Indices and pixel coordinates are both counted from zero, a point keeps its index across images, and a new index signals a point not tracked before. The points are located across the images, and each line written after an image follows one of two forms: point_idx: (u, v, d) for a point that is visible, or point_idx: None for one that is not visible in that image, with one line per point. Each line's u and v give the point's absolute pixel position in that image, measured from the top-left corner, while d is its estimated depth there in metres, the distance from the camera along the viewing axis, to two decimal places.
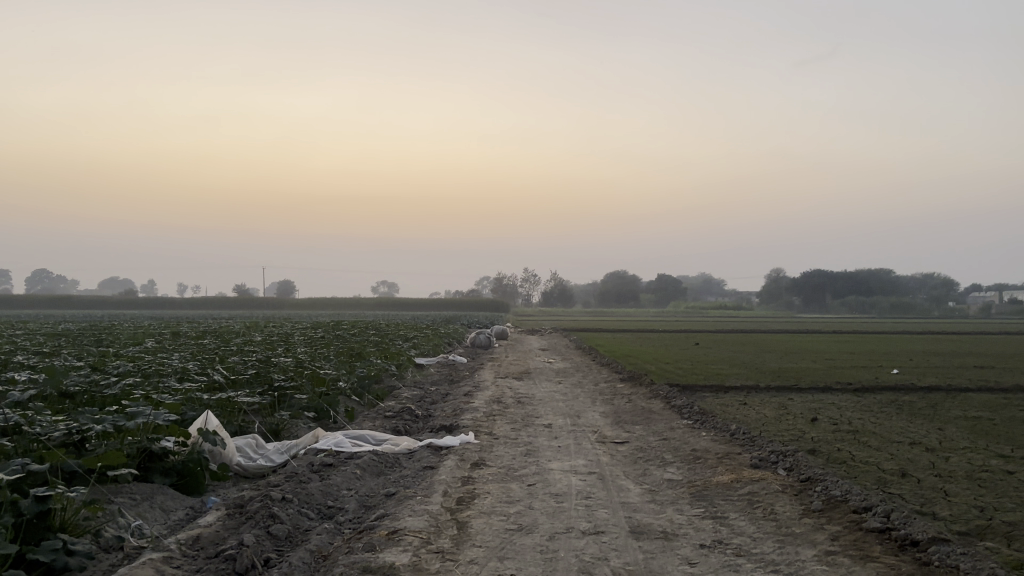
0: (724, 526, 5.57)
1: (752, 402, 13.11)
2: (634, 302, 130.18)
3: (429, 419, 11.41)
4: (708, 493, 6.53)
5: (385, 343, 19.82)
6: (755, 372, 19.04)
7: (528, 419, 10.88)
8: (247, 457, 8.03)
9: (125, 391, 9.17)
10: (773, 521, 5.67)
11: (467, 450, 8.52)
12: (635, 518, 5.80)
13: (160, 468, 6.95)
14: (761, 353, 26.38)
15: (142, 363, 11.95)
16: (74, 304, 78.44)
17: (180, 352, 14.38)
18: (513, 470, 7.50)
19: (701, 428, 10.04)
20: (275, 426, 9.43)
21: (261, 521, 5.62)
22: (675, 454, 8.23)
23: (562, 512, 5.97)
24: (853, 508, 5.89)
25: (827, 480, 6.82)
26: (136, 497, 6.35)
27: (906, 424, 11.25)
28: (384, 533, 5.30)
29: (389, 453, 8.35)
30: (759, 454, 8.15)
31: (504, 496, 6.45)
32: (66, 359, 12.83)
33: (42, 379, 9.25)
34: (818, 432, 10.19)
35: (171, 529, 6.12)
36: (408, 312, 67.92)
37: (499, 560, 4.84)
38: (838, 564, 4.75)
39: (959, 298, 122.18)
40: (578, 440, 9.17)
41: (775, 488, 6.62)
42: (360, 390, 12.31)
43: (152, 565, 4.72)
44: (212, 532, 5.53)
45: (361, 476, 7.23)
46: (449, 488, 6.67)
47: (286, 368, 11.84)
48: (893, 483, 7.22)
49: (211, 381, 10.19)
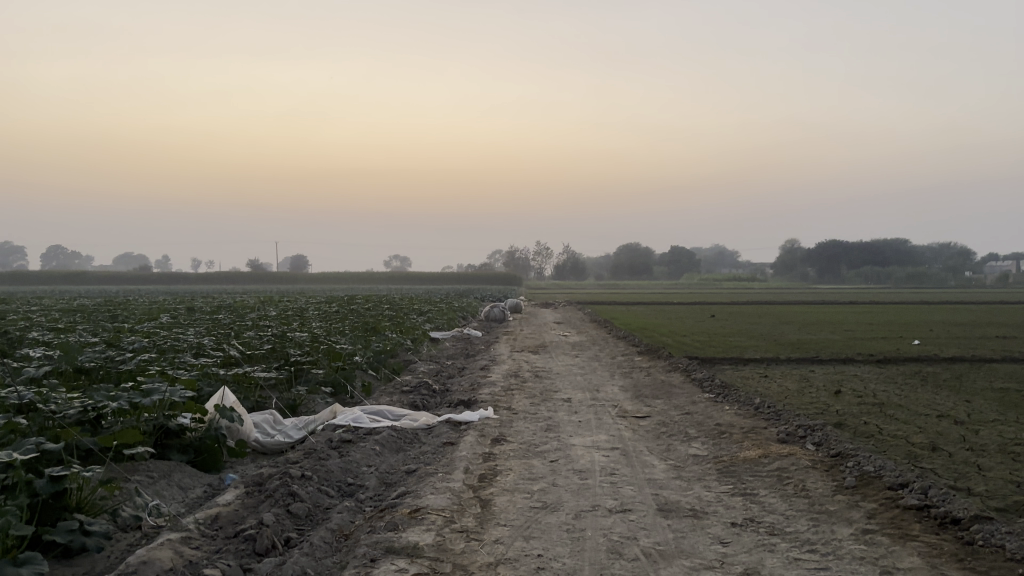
0: (754, 503, 5.41)
1: (773, 374, 12.92)
2: (647, 274, 129.73)
3: (447, 394, 11.31)
4: (736, 469, 6.37)
5: (400, 317, 19.73)
6: (774, 344, 18.84)
7: (547, 393, 10.75)
8: (264, 433, 7.94)
9: (140, 367, 9.09)
10: (806, 498, 5.50)
11: (486, 425, 8.39)
12: (663, 495, 5.65)
13: (177, 445, 6.92)
14: (778, 325, 26.14)
15: (157, 339, 11.89)
16: (91, 282, 78.95)
17: (195, 328, 14.35)
18: (533, 445, 7.36)
19: (724, 401, 9.88)
20: (292, 401, 9.35)
21: (281, 500, 5.50)
22: (699, 428, 8.07)
23: (587, 489, 5.82)
24: (888, 484, 5.70)
25: (859, 455, 6.63)
26: (154, 474, 6.28)
27: (932, 396, 11.04)
28: (406, 512, 5.18)
29: (408, 428, 8.24)
30: (785, 428, 7.97)
31: (527, 472, 6.31)
32: (81, 334, 12.79)
33: (57, 355, 9.18)
34: (843, 405, 9.99)
35: (190, 507, 6.04)
36: (421, 287, 67.77)
37: (525, 539, 4.70)
38: (876, 543, 4.59)
39: (976, 269, 120.86)
40: (599, 415, 9.01)
41: (804, 464, 6.45)
42: (377, 364, 12.21)
43: (171, 546, 4.62)
44: (231, 511, 5.42)
45: (381, 453, 7.12)
46: (471, 464, 6.54)
47: (301, 342, 11.75)
48: (924, 458, 7.02)
49: (227, 357, 10.09)
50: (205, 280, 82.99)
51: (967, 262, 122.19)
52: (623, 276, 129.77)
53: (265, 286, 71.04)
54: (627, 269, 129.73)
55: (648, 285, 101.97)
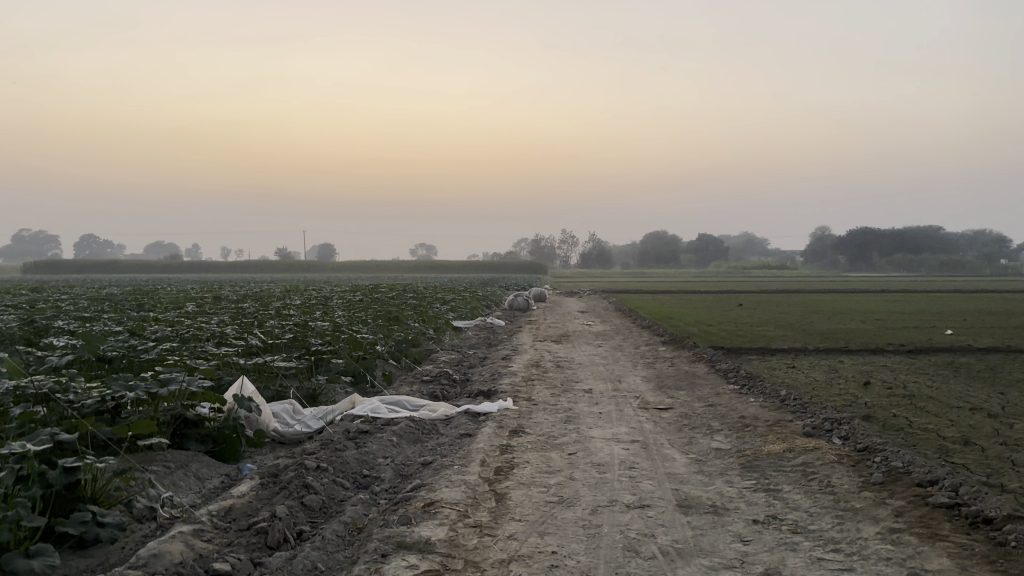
0: (777, 500, 5.26)
1: (800, 365, 12.68)
2: (674, 262, 128.79)
3: (467, 384, 11.24)
4: (759, 464, 6.21)
5: (423, 306, 19.70)
6: (802, 334, 18.51)
7: (568, 384, 10.63)
8: (284, 424, 7.92)
9: (161, 357, 9.11)
10: (831, 494, 5.34)
11: (505, 416, 8.30)
12: (683, 490, 5.52)
13: (195, 435, 6.92)
14: (806, 314, 25.73)
15: (179, 328, 11.94)
16: (123, 271, 80.07)
17: (219, 317, 14.41)
18: (552, 437, 7.26)
19: (749, 393, 9.68)
20: (312, 391, 9.33)
21: (295, 492, 5.46)
22: (722, 421, 7.90)
23: (604, 483, 5.71)
24: (917, 481, 5.50)
25: (887, 450, 6.43)
26: (170, 465, 6.30)
27: (964, 388, 10.74)
28: (420, 506, 5.10)
29: (427, 419, 8.18)
30: (811, 421, 7.77)
31: (544, 466, 6.21)
32: (105, 324, 12.88)
33: (80, 345, 9.23)
34: (872, 397, 9.74)
35: (205, 498, 6.05)
36: (447, 275, 67.34)
37: (539, 536, 4.59)
38: (904, 543, 4.41)
39: (1013, 257, 117.82)
40: (620, 406, 8.87)
41: (830, 458, 6.26)
42: (398, 354, 12.16)
43: (183, 538, 4.59)
44: (245, 503, 5.40)
45: (398, 444, 7.06)
46: (487, 457, 6.45)
47: (323, 331, 11.73)
48: (956, 453, 6.80)
49: (247, 346, 10.09)
50: (234, 269, 83.91)
51: (1003, 250, 119.68)
52: (649, 264, 128.98)
53: (293, 274, 71.67)
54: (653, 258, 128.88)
55: (674, 273, 101.13)
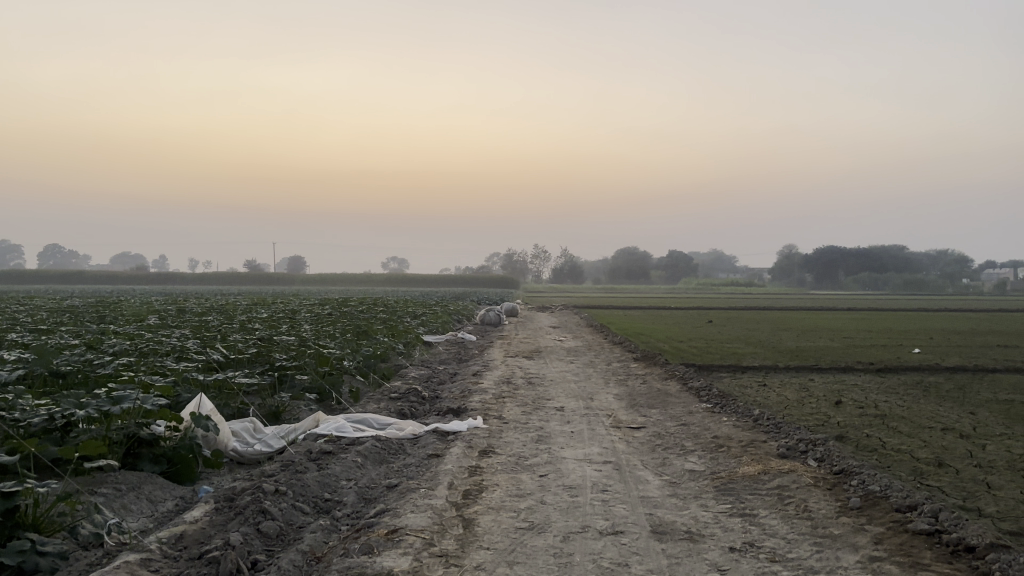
0: (754, 526, 5.10)
1: (771, 383, 12.62)
2: (644, 278, 129.49)
3: (436, 401, 10.98)
4: (734, 486, 6.06)
5: (393, 320, 19.44)
6: (773, 352, 18.50)
7: (540, 401, 10.43)
8: (244, 443, 7.61)
9: (117, 372, 8.76)
10: (808, 520, 5.19)
11: (474, 436, 8.06)
12: (657, 515, 5.33)
13: (149, 455, 6.57)
14: (775, 331, 25.85)
15: (139, 342, 11.54)
16: (85, 281, 78.40)
17: (181, 330, 14.00)
18: (522, 458, 7.04)
19: (722, 412, 9.55)
20: (274, 408, 9.00)
21: (251, 518, 5.18)
22: (695, 441, 7.74)
23: (576, 508, 5.50)
24: (896, 506, 5.37)
25: (863, 473, 6.30)
26: (122, 487, 5.98)
27: (935, 408, 10.73)
28: (383, 533, 4.86)
29: (393, 438, 7.92)
30: (786, 442, 7.64)
31: (514, 489, 5.99)
32: (62, 337, 12.42)
33: (31, 359, 8.84)
34: (844, 417, 9.66)
35: (157, 522, 5.75)
36: (418, 290, 66.80)
37: (508, 566, 4.37)
38: (885, 573, 4.27)
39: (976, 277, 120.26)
40: (592, 425, 8.69)
41: (806, 482, 6.13)
42: (365, 369, 11.87)
43: (128, 570, 4.29)
44: (197, 529, 5.11)
45: (362, 465, 6.79)
46: (455, 479, 6.21)
47: (288, 346, 11.42)
48: (930, 475, 6.71)
49: (208, 361, 9.74)
50: (202, 280, 82.69)
51: (965, 269, 122.52)
52: (620, 280, 129.63)
53: (262, 288, 70.88)
54: (625, 273, 129.44)
55: (643, 289, 101.75)
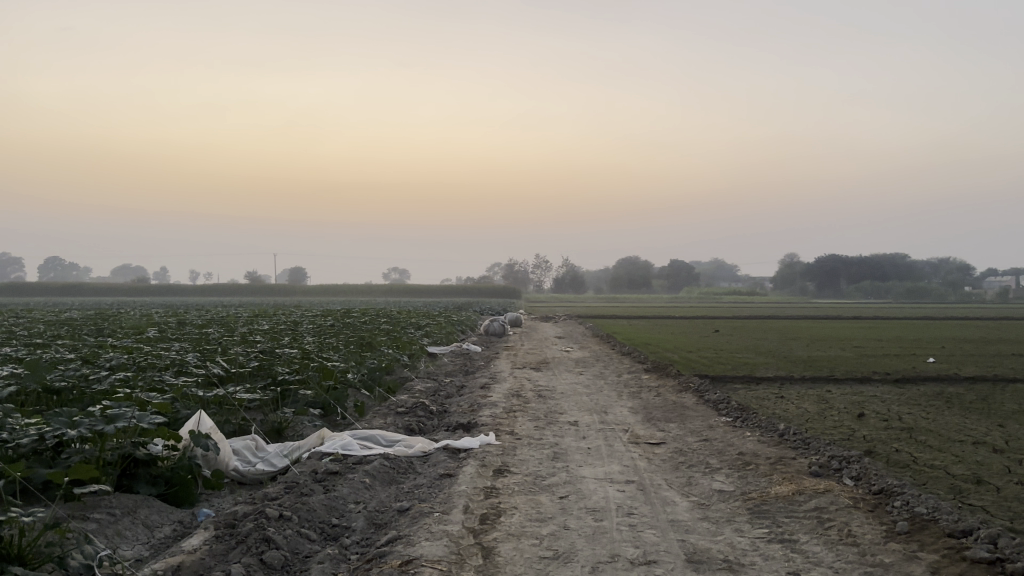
0: (797, 553, 4.72)
1: (790, 395, 12.23)
2: (646, 288, 129.23)
3: (444, 415, 10.61)
4: (768, 509, 5.67)
5: (397, 331, 19.05)
6: (785, 362, 18.07)
7: (552, 415, 10.06)
8: (245, 462, 7.26)
9: (114, 387, 8.40)
10: (854, 547, 4.81)
11: (487, 453, 7.70)
12: (690, 542, 4.95)
13: (146, 476, 6.20)
14: (784, 340, 25.36)
15: (137, 355, 11.20)
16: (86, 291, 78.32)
17: (179, 343, 13.62)
18: (540, 478, 6.67)
19: (743, 426, 9.16)
20: (276, 425, 8.61)
21: (254, 547, 4.80)
22: (720, 458, 7.37)
23: (602, 534, 5.11)
24: (948, 531, 4.99)
25: (906, 493, 5.92)
26: (116, 511, 5.61)
27: (962, 420, 10.35)
28: (397, 564, 4.48)
29: (403, 456, 7.55)
30: (817, 459, 7.24)
31: (534, 513, 5.60)
32: (58, 350, 12.05)
33: (25, 375, 8.51)
34: (869, 431, 9.28)
35: (153, 551, 5.37)
36: (419, 300, 66.64)
37: None
38: None
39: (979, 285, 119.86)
40: (609, 440, 8.32)
41: (845, 503, 5.75)
42: (371, 383, 11.50)
43: None
44: (195, 559, 4.71)
45: (371, 486, 6.41)
46: (470, 502, 5.83)
47: (290, 360, 11.05)
48: (973, 494, 6.33)
49: (208, 376, 9.38)
50: (202, 292, 82.46)
51: (970, 278, 122.09)
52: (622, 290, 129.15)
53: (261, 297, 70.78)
54: (626, 283, 129.08)
55: (643, 299, 101.30)
